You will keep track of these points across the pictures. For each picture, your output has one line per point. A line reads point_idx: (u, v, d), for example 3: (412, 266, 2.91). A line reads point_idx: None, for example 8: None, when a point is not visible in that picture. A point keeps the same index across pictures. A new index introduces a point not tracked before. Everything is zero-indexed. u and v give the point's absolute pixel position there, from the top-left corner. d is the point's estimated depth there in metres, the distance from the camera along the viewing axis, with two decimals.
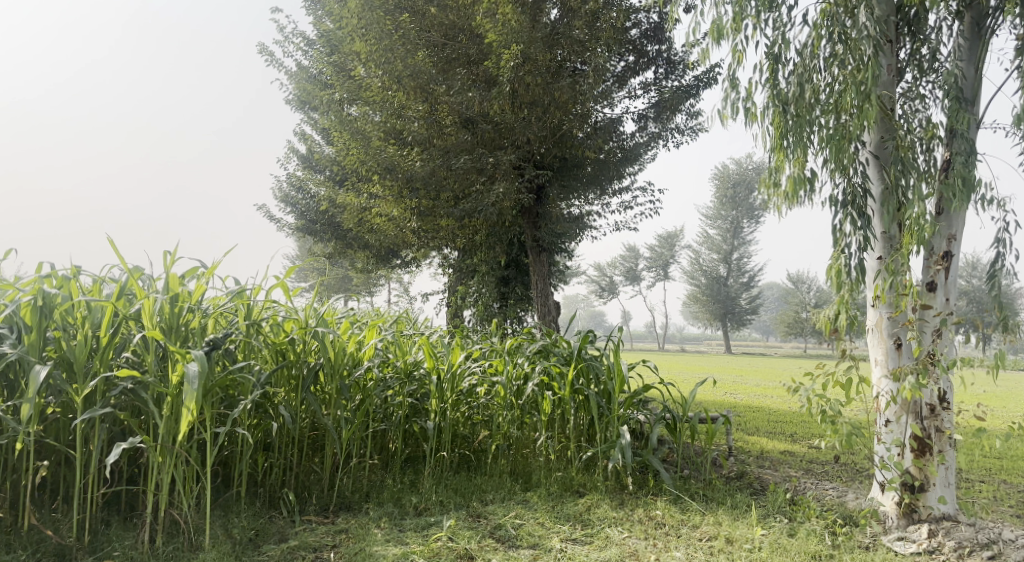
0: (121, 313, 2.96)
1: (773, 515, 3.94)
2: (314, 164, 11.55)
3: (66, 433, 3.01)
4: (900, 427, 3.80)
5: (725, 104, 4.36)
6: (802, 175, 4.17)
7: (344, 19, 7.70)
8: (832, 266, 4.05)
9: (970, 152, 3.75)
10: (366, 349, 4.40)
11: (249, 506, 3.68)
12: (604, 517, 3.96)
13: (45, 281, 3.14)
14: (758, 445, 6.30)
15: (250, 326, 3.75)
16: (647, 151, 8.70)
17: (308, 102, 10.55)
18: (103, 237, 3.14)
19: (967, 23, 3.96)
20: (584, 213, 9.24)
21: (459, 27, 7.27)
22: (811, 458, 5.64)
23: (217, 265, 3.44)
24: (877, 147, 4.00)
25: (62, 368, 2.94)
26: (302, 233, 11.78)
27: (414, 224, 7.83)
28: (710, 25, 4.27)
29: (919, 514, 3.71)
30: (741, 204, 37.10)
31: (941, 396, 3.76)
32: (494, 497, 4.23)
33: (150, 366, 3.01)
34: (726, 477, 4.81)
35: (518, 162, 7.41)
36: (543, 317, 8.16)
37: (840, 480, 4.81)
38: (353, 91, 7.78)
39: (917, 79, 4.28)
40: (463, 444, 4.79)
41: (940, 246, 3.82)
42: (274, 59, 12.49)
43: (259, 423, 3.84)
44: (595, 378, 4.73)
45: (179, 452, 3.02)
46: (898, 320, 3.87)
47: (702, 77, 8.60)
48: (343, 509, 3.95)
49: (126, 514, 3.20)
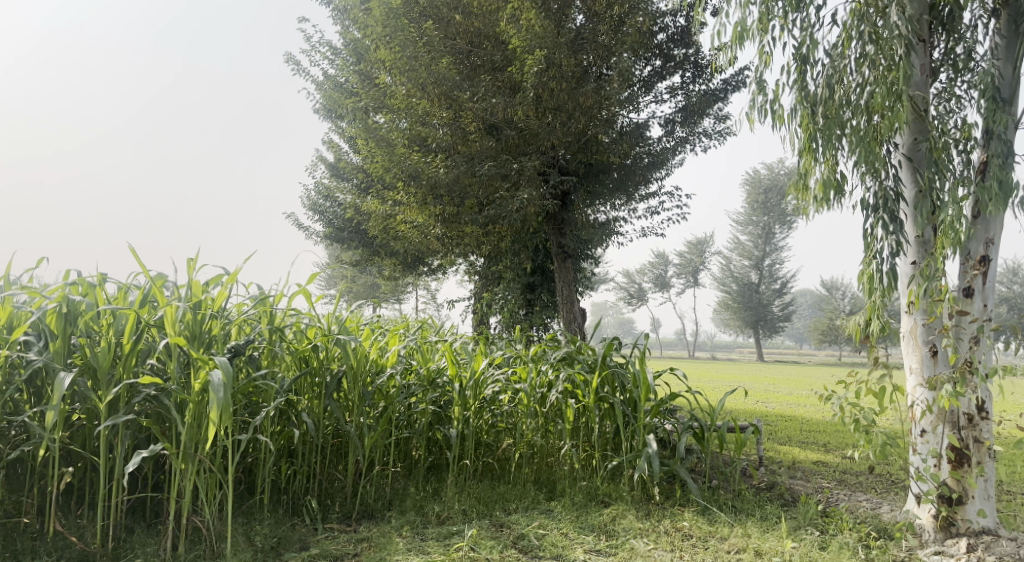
0: (144, 320, 2.99)
1: (804, 527, 3.83)
2: (342, 172, 11.66)
3: (91, 440, 3.05)
4: (937, 437, 3.66)
5: (752, 107, 4.27)
6: (832, 178, 4.07)
7: (369, 28, 7.77)
8: (864, 271, 3.97)
9: (1008, 154, 3.63)
10: (389, 356, 4.41)
11: (271, 513, 3.69)
12: (629, 528, 3.88)
13: (71, 289, 3.20)
14: (789, 455, 6.15)
15: (273, 333, 3.77)
16: (675, 156, 8.59)
17: (335, 111, 10.66)
18: (127, 245, 3.19)
19: (1004, 21, 3.82)
20: (610, 219, 9.17)
21: (484, 34, 7.39)
22: (845, 469, 5.49)
23: (239, 272, 3.47)
24: (911, 149, 3.87)
25: (87, 375, 2.98)
26: (329, 241, 11.89)
27: (439, 231, 7.84)
28: (735, 26, 4.19)
29: (957, 527, 3.56)
30: (772, 209, 36.56)
31: (980, 406, 3.61)
32: (517, 506, 4.19)
33: (172, 374, 3.03)
34: (756, 488, 4.70)
35: (543, 168, 7.38)
36: (569, 323, 8.10)
37: (875, 492, 4.66)
38: (379, 99, 7.84)
39: (952, 79, 4.15)
40: (487, 452, 4.75)
41: (977, 250, 3.68)
42: (303, 69, 12.65)
43: (282, 430, 3.85)
44: (620, 386, 4.66)
45: (201, 459, 3.04)
46: (933, 327, 3.73)
47: (730, 81, 8.49)
48: (366, 517, 3.95)
49: (150, 521, 3.23)
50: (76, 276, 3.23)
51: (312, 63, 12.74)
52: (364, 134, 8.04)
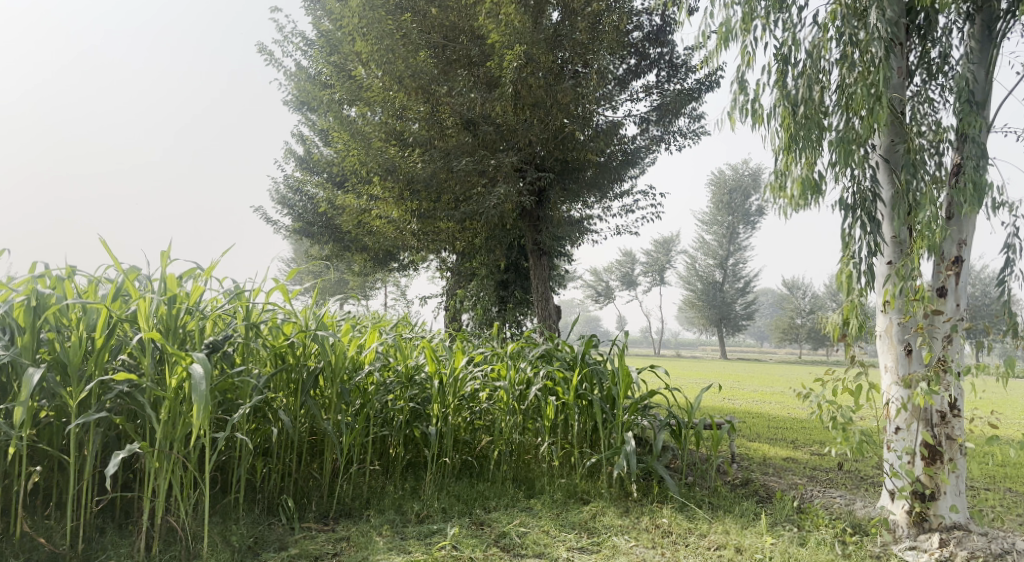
0: (118, 315, 2.88)
1: (782, 523, 3.89)
2: (313, 165, 11.46)
3: (60, 438, 2.92)
4: (911, 434, 3.73)
5: (733, 106, 4.29)
6: (810, 177, 4.11)
7: (344, 19, 7.63)
8: (842, 271, 3.99)
9: (981, 156, 3.71)
10: (366, 353, 4.34)
11: (247, 513, 3.60)
12: (610, 525, 3.89)
13: (39, 282, 3.06)
14: (760, 452, 6.24)
15: (249, 329, 3.66)
16: (649, 155, 8.63)
17: (307, 103, 10.46)
18: (97, 237, 3.05)
19: (978, 26, 3.91)
20: (584, 217, 9.18)
21: (460, 28, 7.30)
22: (815, 465, 5.59)
23: (215, 267, 3.36)
24: (888, 151, 3.95)
25: (57, 371, 2.86)
26: (299, 235, 11.69)
27: (414, 226, 7.74)
28: (719, 26, 4.20)
29: (930, 523, 3.64)
30: (737, 209, 36.91)
31: (952, 404, 3.69)
32: (497, 504, 4.16)
33: (146, 369, 2.92)
34: (731, 485, 4.75)
35: (519, 164, 7.35)
36: (543, 320, 8.10)
37: (846, 488, 4.75)
38: (353, 92, 7.70)
39: (926, 82, 4.24)
40: (465, 450, 4.71)
41: (950, 251, 3.77)
42: (275, 60, 12.39)
43: (258, 428, 3.75)
44: (599, 383, 4.66)
45: (177, 458, 2.94)
46: (908, 326, 3.81)
47: (704, 81, 8.57)
48: (344, 516, 3.88)
49: (122, 521, 3.11)
50: (44, 269, 3.09)
51: (285, 54, 12.48)
52: (338, 127, 7.90)
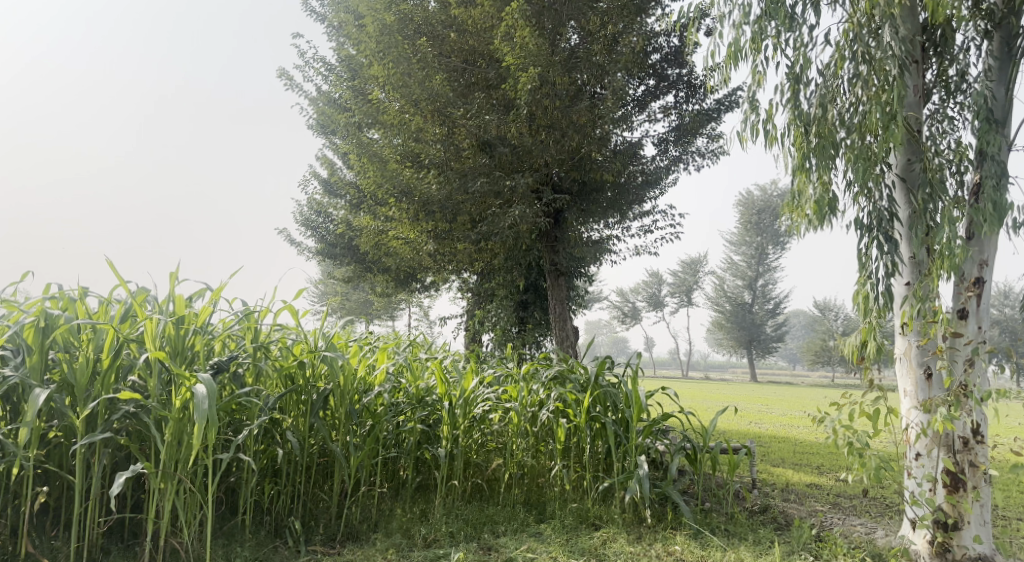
0: (124, 335, 2.91)
1: (798, 552, 3.77)
2: (334, 187, 11.62)
3: (67, 458, 2.95)
4: (932, 461, 3.60)
5: (745, 126, 4.26)
6: (825, 198, 4.06)
7: (363, 44, 7.77)
8: (858, 292, 3.90)
9: (1001, 175, 3.62)
10: (377, 373, 4.35)
11: (253, 534, 3.62)
12: (620, 552, 3.81)
13: (50, 303, 3.12)
14: (783, 478, 6.08)
15: (257, 349, 3.70)
16: (669, 175, 8.59)
17: (328, 126, 10.64)
18: (108, 259, 3.11)
19: (996, 43, 3.83)
20: (604, 238, 9.16)
21: (479, 52, 7.43)
22: (838, 492, 5.43)
23: (224, 287, 3.40)
24: (904, 170, 3.88)
25: (65, 391, 2.89)
26: (321, 257, 11.84)
27: (431, 247, 7.77)
28: (728, 45, 4.19)
29: (953, 553, 3.49)
30: (766, 230, 36.71)
31: (975, 429, 3.57)
32: (506, 529, 4.10)
33: (152, 390, 2.93)
34: (749, 511, 4.63)
35: (536, 185, 7.39)
36: (561, 342, 8.06)
37: (869, 516, 4.60)
38: (371, 115, 7.81)
39: (944, 100, 4.16)
40: (476, 472, 4.67)
41: (971, 272, 3.66)
42: (296, 84, 12.63)
43: (267, 449, 3.77)
44: (613, 406, 4.60)
45: (180, 479, 2.94)
46: (927, 348, 3.69)
47: (723, 101, 8.56)
48: (350, 539, 3.86)
49: (128, 542, 3.13)
50: (56, 290, 3.15)
51: (306, 79, 12.74)
52: (357, 150, 8.02)
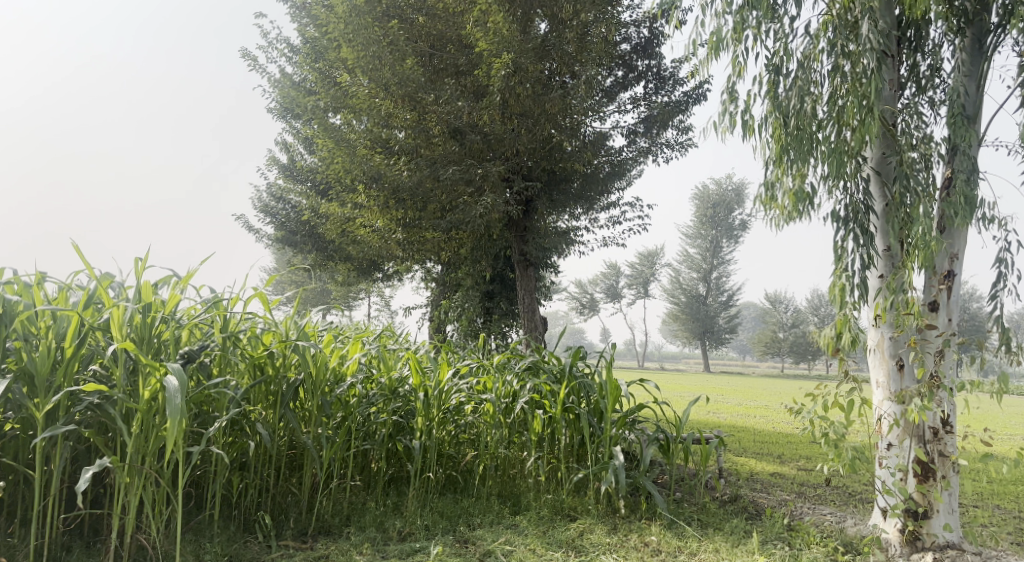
0: (89, 323, 2.74)
1: (773, 541, 3.82)
2: (296, 173, 11.32)
3: (25, 452, 2.78)
4: (904, 451, 3.68)
5: (723, 117, 4.27)
6: (802, 190, 4.09)
7: (329, 25, 7.55)
8: (835, 283, 3.89)
9: (972, 170, 3.69)
10: (349, 363, 4.22)
11: (221, 530, 3.48)
12: (598, 543, 3.80)
13: (5, 288, 2.92)
14: (748, 467, 6.17)
15: (226, 338, 3.55)
16: (637, 166, 8.59)
17: (291, 110, 10.34)
18: (70, 242, 2.92)
19: (968, 39, 3.90)
20: (571, 228, 9.15)
21: (448, 37, 7.32)
22: (802, 481, 5.53)
23: (193, 274, 3.24)
24: (879, 163, 3.94)
25: (23, 382, 2.71)
26: (281, 244, 11.55)
27: (399, 236, 7.62)
28: (710, 36, 4.18)
29: (923, 541, 3.58)
30: (720, 224, 37.48)
31: (944, 420, 3.65)
32: (482, 521, 4.04)
33: (119, 381, 2.77)
34: (720, 501, 4.67)
35: (506, 174, 7.32)
36: (529, 332, 8.01)
37: (835, 505, 4.70)
38: (338, 99, 7.61)
39: (916, 95, 4.23)
40: (450, 464, 4.59)
41: (942, 265, 3.73)
42: (258, 65, 12.23)
43: (235, 442, 3.62)
44: (587, 397, 4.57)
45: (149, 473, 2.79)
46: (900, 340, 3.76)
47: (691, 93, 8.65)
48: (322, 534, 3.75)
49: (90, 539, 2.96)
50: (12, 273, 2.96)
51: (269, 60, 12.37)
52: (322, 134, 7.81)
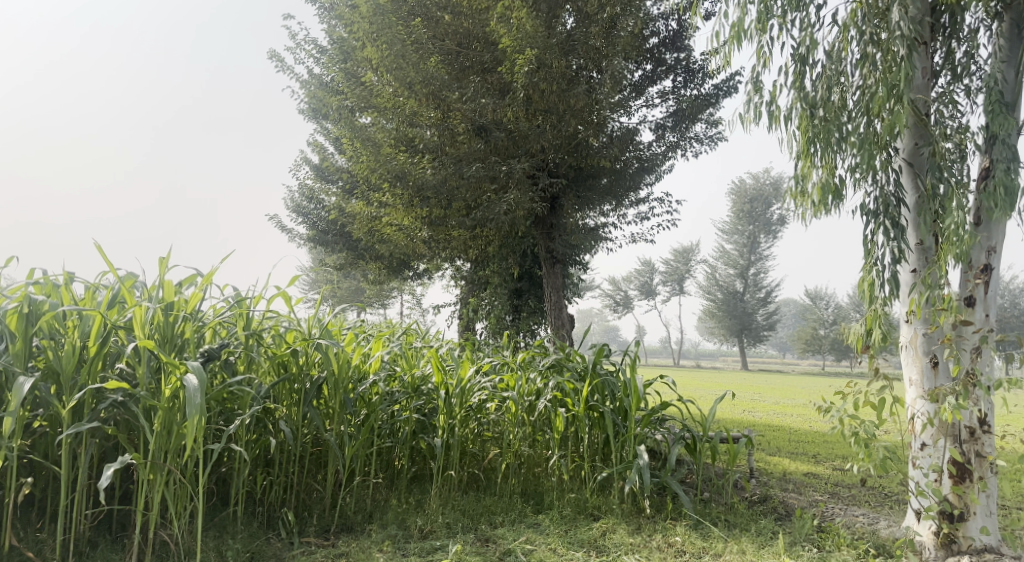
0: (111, 322, 2.79)
1: (801, 543, 3.72)
2: (326, 173, 11.46)
3: (53, 449, 2.86)
4: (938, 451, 3.55)
5: (748, 108, 4.17)
6: (831, 183, 3.98)
7: (355, 25, 7.62)
8: (864, 279, 3.88)
9: (1012, 160, 3.53)
10: (372, 361, 4.25)
11: (246, 526, 3.54)
12: (620, 543, 3.74)
13: (34, 288, 3.00)
14: (781, 467, 6.03)
15: (249, 337, 3.60)
16: (666, 161, 8.47)
17: (320, 110, 10.46)
18: (93, 242, 2.99)
19: (1006, 24, 3.73)
20: (599, 225, 9.08)
21: (473, 35, 7.32)
22: (836, 481, 5.39)
23: (215, 273, 3.29)
24: (912, 154, 3.77)
25: (50, 380, 2.79)
26: (313, 244, 11.71)
27: (425, 234, 7.66)
28: (733, 25, 4.08)
29: (958, 545, 3.45)
30: (758, 219, 36.78)
31: (981, 419, 3.51)
32: (504, 520, 4.03)
33: (141, 379, 2.82)
34: (749, 501, 4.57)
35: (532, 171, 7.29)
36: (557, 330, 7.97)
37: (869, 506, 4.56)
38: (364, 98, 7.67)
39: (951, 84, 4.06)
40: (473, 462, 4.58)
41: (979, 259, 3.57)
42: (287, 67, 12.39)
43: (259, 439, 3.66)
44: (611, 395, 4.50)
45: (170, 470, 2.84)
46: (934, 337, 3.62)
47: (721, 86, 8.49)
48: (344, 531, 3.78)
49: (117, 534, 3.04)
50: (41, 274, 3.04)
51: (297, 61, 12.52)
52: (349, 134, 7.88)
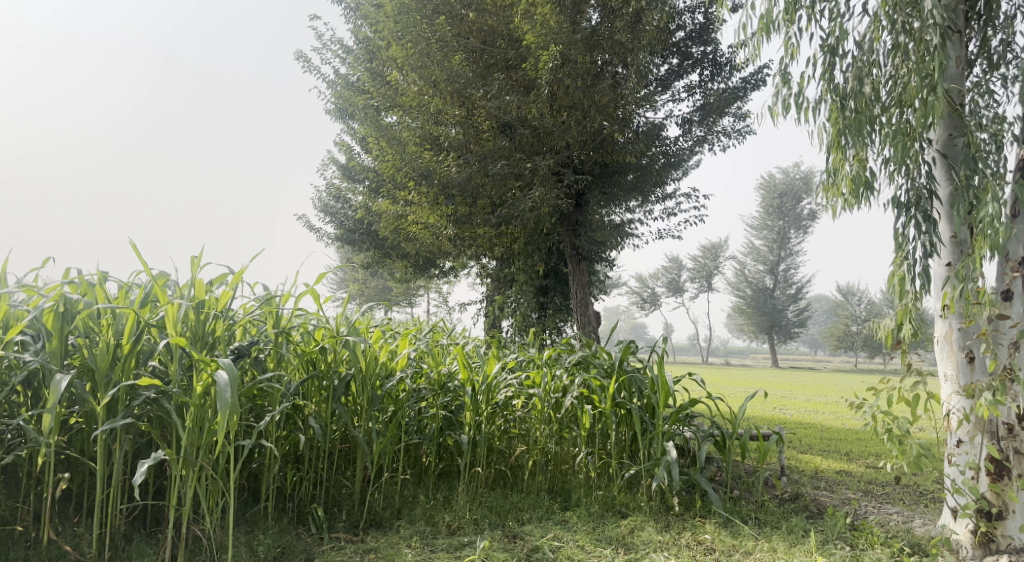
0: (144, 320, 2.85)
1: (833, 541, 3.66)
2: (352, 172, 11.58)
3: (89, 446, 2.94)
4: (975, 448, 3.46)
5: (776, 100, 4.10)
6: (862, 175, 3.90)
7: (380, 25, 7.67)
8: (894, 273, 3.71)
9: None
10: (399, 358, 4.29)
11: (276, 522, 3.60)
12: (649, 541, 3.72)
13: (70, 287, 3.08)
14: (812, 464, 5.94)
15: (278, 334, 3.66)
16: (693, 156, 8.40)
17: (346, 110, 10.56)
18: (127, 242, 3.05)
19: None
20: (625, 221, 9.03)
21: (497, 32, 7.32)
22: (869, 479, 5.29)
23: (244, 272, 3.34)
24: (945, 145, 3.69)
25: (85, 377, 2.85)
26: (341, 243, 11.84)
27: (450, 232, 7.68)
28: (761, 16, 4.02)
29: (997, 544, 3.37)
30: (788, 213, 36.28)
31: (1020, 416, 3.42)
32: (531, 516, 4.04)
33: (173, 375, 2.88)
34: (779, 499, 4.51)
35: (557, 167, 7.28)
36: (583, 327, 7.95)
37: (904, 504, 4.47)
38: (390, 98, 7.72)
39: (987, 72, 3.95)
40: (500, 458, 4.60)
41: (1016, 252, 3.48)
42: (314, 67, 12.53)
43: (288, 435, 3.71)
44: (638, 392, 4.47)
45: (202, 466, 2.90)
46: (970, 331, 3.54)
47: (749, 79, 8.39)
48: (373, 526, 3.83)
49: (150, 529, 3.11)
50: (76, 274, 3.12)
51: (323, 61, 12.66)
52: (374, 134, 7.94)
